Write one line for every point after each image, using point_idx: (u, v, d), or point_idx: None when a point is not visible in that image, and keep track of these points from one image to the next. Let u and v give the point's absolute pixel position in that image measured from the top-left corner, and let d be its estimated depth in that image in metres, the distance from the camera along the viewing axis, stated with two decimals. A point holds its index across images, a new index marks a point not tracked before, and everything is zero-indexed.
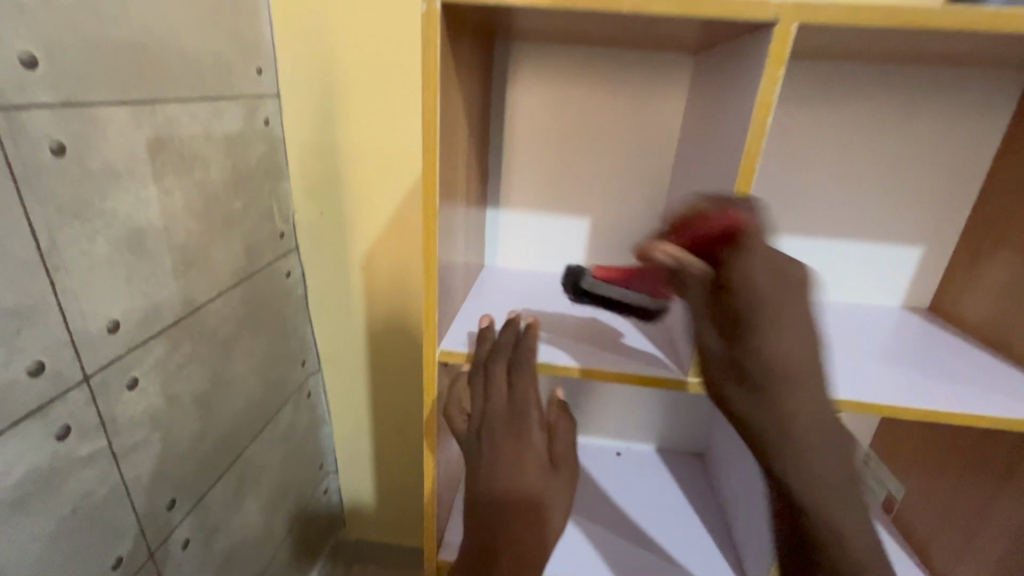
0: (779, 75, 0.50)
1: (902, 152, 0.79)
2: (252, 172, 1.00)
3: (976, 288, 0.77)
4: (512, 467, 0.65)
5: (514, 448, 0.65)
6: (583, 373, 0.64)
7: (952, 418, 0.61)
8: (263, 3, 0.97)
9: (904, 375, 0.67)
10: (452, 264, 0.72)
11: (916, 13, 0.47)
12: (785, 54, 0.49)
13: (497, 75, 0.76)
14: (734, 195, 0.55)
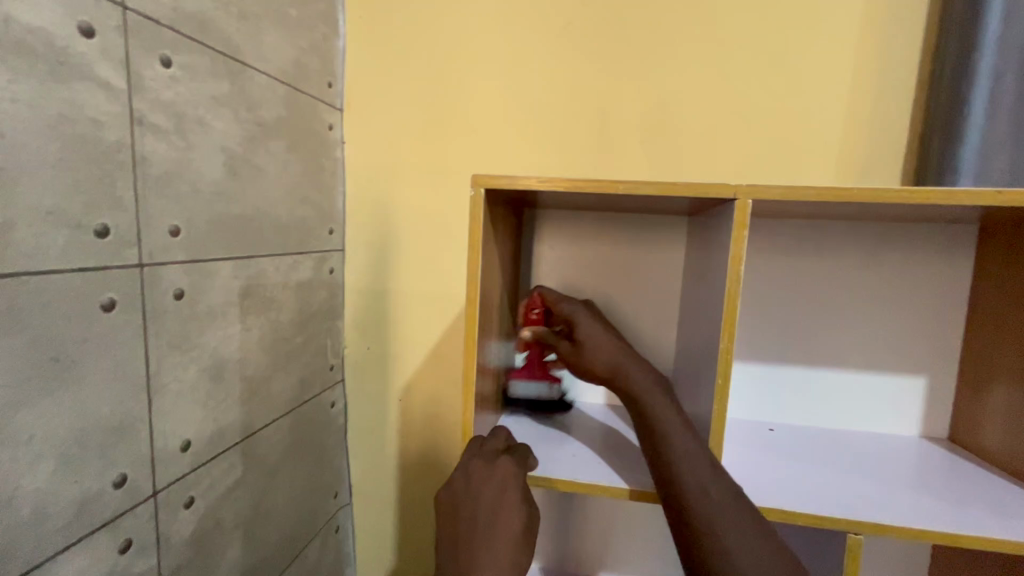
0: (745, 231, 0.62)
1: (888, 292, 0.88)
2: (315, 312, 1.16)
3: (987, 417, 0.80)
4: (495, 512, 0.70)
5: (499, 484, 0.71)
6: (605, 490, 0.71)
7: (975, 542, 0.61)
8: (340, 183, 1.22)
9: (924, 502, 0.68)
10: (485, 392, 0.80)
11: (833, 190, 0.62)
12: (749, 214, 0.62)
13: (525, 232, 0.92)
14: (723, 326, 0.64)
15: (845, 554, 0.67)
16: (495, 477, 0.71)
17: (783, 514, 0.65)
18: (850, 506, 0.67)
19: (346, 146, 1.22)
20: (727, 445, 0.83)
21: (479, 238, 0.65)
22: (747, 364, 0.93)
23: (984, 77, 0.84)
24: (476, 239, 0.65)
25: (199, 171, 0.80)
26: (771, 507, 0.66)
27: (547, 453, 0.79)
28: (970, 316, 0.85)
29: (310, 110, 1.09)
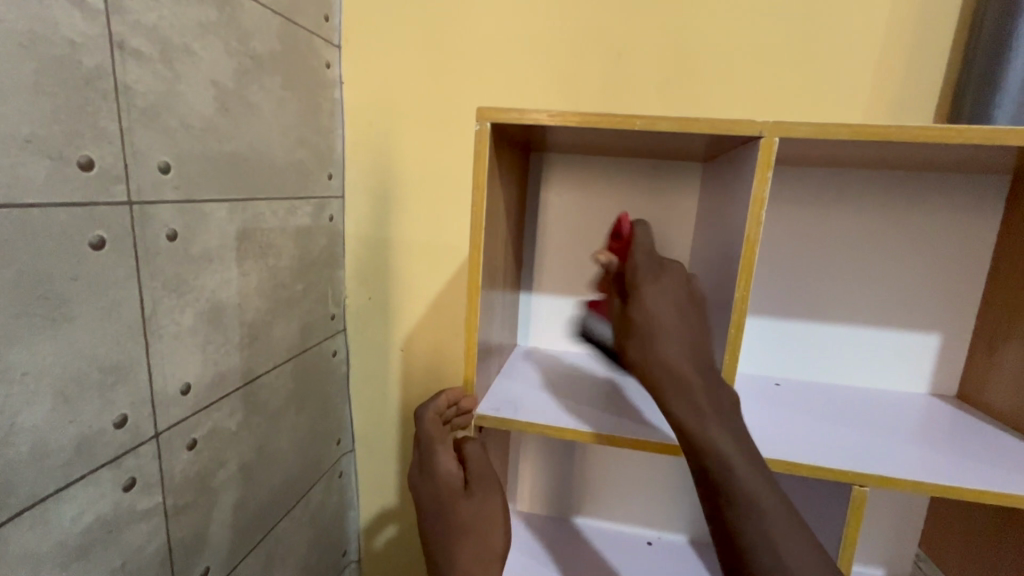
0: (770, 172, 0.58)
1: (909, 246, 0.85)
2: (314, 260, 1.14)
3: (999, 376, 0.79)
4: (443, 501, 0.74)
5: (436, 466, 0.75)
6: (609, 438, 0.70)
7: (979, 496, 0.61)
8: (338, 125, 1.17)
9: (931, 457, 0.68)
10: (488, 341, 0.79)
11: (867, 130, 0.57)
12: (774, 155, 0.58)
13: (532, 177, 0.87)
14: (739, 274, 0.61)
15: (847, 505, 0.67)
16: (433, 463, 0.75)
17: (790, 464, 0.65)
18: (857, 458, 0.67)
19: (344, 86, 1.16)
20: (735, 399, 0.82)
21: (485, 174, 0.61)
22: (757, 318, 0.91)
23: None
24: (481, 177, 0.61)
25: (189, 106, 0.76)
26: (779, 457, 0.66)
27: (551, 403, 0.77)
28: (993, 272, 0.82)
29: (306, 44, 1.03)
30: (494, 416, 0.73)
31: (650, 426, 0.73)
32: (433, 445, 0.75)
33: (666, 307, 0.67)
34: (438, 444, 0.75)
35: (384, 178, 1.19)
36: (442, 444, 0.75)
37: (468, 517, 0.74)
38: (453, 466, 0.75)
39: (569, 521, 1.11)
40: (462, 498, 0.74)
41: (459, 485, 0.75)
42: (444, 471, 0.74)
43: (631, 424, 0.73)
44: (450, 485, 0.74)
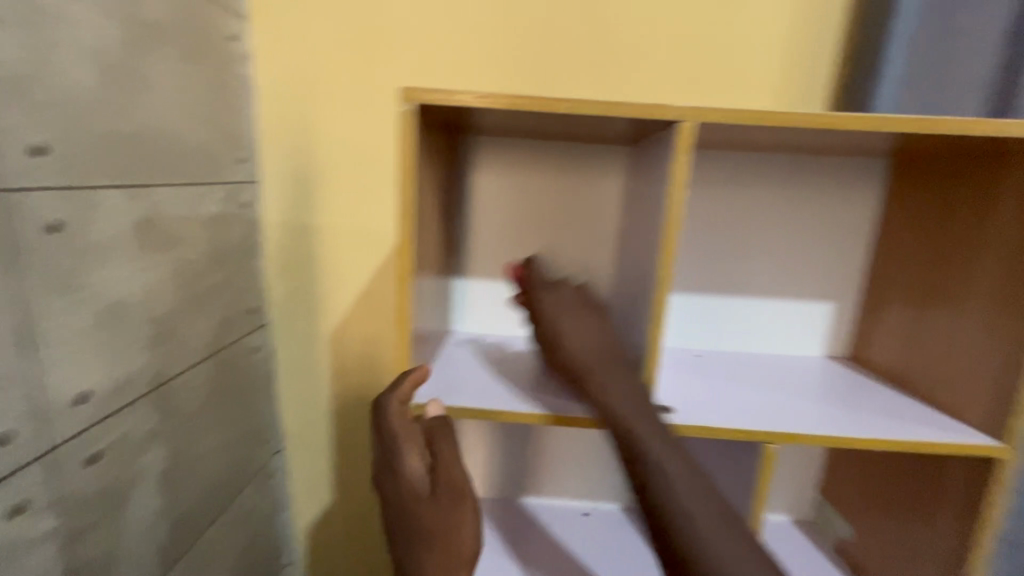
0: (689, 155, 0.61)
1: (811, 224, 0.93)
2: (230, 251, 1.06)
3: (880, 334, 0.90)
4: (409, 506, 0.72)
5: (405, 471, 0.72)
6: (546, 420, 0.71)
7: (870, 443, 0.69)
8: (249, 104, 1.08)
9: (830, 413, 0.75)
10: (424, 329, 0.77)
11: (773, 117, 0.62)
12: (693, 138, 0.61)
13: (461, 159, 0.84)
14: (663, 254, 0.64)
15: (762, 461, 0.74)
16: (401, 465, 0.72)
17: (713, 428, 0.70)
18: (768, 418, 0.73)
19: (253, 61, 1.07)
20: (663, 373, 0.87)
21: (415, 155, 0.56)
22: (680, 295, 0.97)
23: (905, 19, 0.87)
24: (410, 160, 0.59)
25: (68, 79, 0.67)
26: (704, 423, 0.71)
27: (486, 388, 0.77)
28: (877, 245, 0.92)
29: (206, 13, 0.94)
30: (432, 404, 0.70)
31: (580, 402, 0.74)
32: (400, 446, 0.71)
33: (566, 312, 0.75)
34: (402, 445, 0.71)
35: (304, 161, 1.12)
36: (409, 444, 0.71)
37: (433, 522, 0.72)
38: (416, 468, 0.72)
39: (511, 502, 1.14)
40: (427, 505, 0.72)
41: (425, 492, 0.72)
42: (410, 476, 0.72)
43: (568, 402, 0.74)
44: (415, 491, 0.72)
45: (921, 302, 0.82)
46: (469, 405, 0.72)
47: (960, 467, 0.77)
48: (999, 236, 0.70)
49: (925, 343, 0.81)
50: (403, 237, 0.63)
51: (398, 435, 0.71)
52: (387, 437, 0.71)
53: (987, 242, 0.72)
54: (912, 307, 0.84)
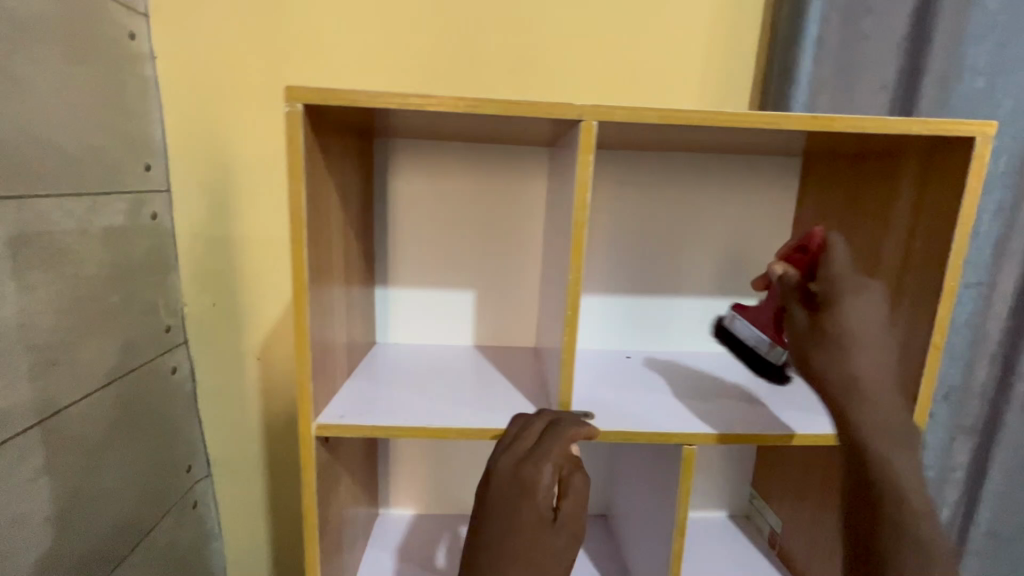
0: (593, 148, 0.57)
1: (741, 213, 0.85)
2: (134, 266, 0.98)
3: None
4: (526, 550, 0.56)
5: (532, 505, 0.57)
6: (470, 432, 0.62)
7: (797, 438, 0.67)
8: (154, 107, 1.01)
9: (748, 412, 0.72)
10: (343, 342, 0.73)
11: (676, 113, 0.58)
12: (595, 129, 0.57)
13: (377, 163, 0.81)
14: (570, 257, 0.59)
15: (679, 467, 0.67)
16: (524, 499, 0.57)
17: (636, 433, 0.65)
18: (686, 419, 0.68)
19: (158, 62, 1.00)
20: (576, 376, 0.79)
21: (303, 161, 0.51)
22: (596, 287, 0.89)
23: (813, 20, 0.89)
24: (295, 146, 0.50)
25: None
26: (625, 430, 0.65)
27: (404, 399, 0.67)
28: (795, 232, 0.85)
29: (97, 10, 0.87)
30: (339, 426, 0.59)
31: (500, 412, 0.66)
32: (523, 470, 0.58)
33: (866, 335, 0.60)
34: (535, 469, 0.58)
35: (217, 167, 1.05)
36: (541, 476, 0.58)
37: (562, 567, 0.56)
38: (546, 495, 0.58)
39: None
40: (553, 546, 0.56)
41: (548, 527, 0.57)
42: (521, 512, 0.57)
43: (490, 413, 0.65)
44: (539, 529, 0.56)
45: None
46: (385, 421, 0.60)
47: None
48: (903, 213, 0.62)
49: None
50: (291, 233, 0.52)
51: (549, 454, 0.58)
52: (517, 471, 0.58)
53: (892, 221, 0.64)
54: None
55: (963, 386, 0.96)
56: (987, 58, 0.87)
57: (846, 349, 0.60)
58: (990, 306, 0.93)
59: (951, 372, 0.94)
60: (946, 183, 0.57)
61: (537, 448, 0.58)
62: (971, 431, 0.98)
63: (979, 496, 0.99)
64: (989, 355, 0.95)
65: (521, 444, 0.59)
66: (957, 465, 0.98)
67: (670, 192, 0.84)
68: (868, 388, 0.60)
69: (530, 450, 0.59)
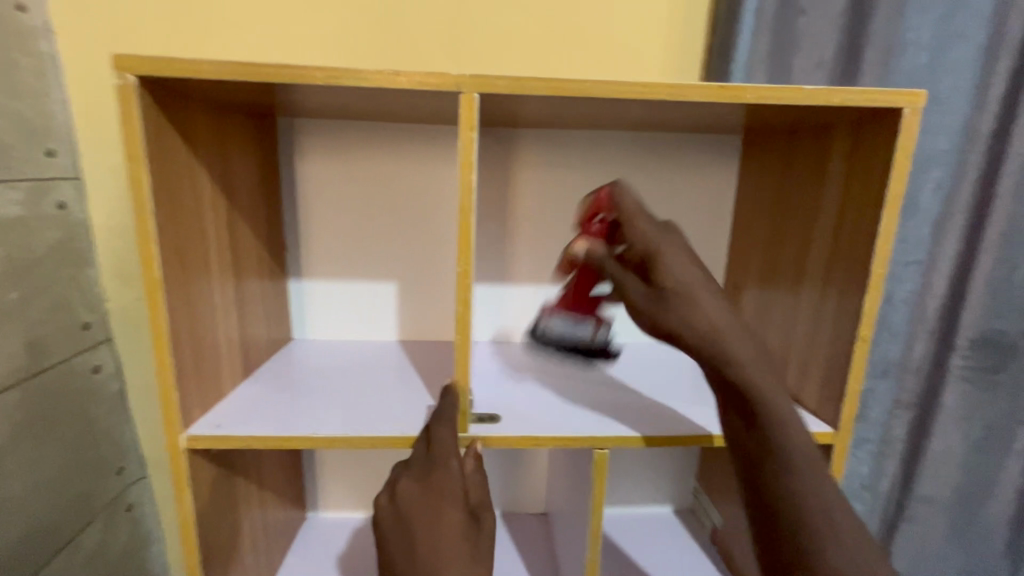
0: (476, 126, 0.48)
1: (677, 195, 0.80)
2: (40, 258, 0.88)
3: (739, 317, 0.77)
4: (428, 556, 0.52)
5: (438, 499, 0.54)
6: (359, 442, 0.55)
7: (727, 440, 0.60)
8: (55, 83, 0.90)
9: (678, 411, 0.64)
10: (247, 342, 0.66)
11: (568, 84, 0.49)
12: (475, 103, 0.48)
13: (283, 146, 0.75)
14: (459, 251, 0.49)
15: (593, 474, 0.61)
16: (432, 491, 0.54)
17: (542, 438, 0.57)
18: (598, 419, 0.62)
19: (58, 34, 0.89)
20: (491, 374, 0.72)
21: (143, 144, 0.47)
22: (529, 270, 0.81)
23: None
24: (131, 112, 0.46)
25: None
26: (531, 434, 0.57)
27: (296, 403, 0.61)
28: (735, 222, 0.79)
29: None
30: (212, 436, 0.54)
31: (398, 414, 0.60)
32: (428, 470, 0.54)
33: (699, 282, 0.54)
34: (439, 470, 0.54)
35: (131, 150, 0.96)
36: (444, 462, 0.54)
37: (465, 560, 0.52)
38: (453, 493, 0.54)
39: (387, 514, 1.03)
40: (456, 535, 0.53)
41: (457, 516, 0.54)
42: (424, 513, 0.54)
43: (386, 417, 0.59)
44: (445, 518, 0.53)
45: (766, 278, 0.70)
46: (261, 432, 0.54)
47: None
48: (830, 201, 0.58)
49: (771, 329, 0.68)
50: (140, 214, 0.48)
51: (448, 452, 0.54)
52: (423, 460, 0.55)
53: (820, 210, 0.59)
54: (760, 285, 0.71)
55: (902, 363, 0.93)
56: (944, 29, 0.80)
57: (690, 308, 0.53)
58: (930, 284, 0.90)
59: (892, 349, 0.92)
60: (870, 165, 0.53)
61: (431, 445, 0.54)
62: (911, 405, 0.96)
63: (919, 468, 0.97)
64: (927, 331, 0.92)
65: (420, 441, 0.55)
66: (895, 437, 0.97)
67: (603, 173, 0.79)
68: (739, 352, 0.53)
69: (430, 445, 0.55)
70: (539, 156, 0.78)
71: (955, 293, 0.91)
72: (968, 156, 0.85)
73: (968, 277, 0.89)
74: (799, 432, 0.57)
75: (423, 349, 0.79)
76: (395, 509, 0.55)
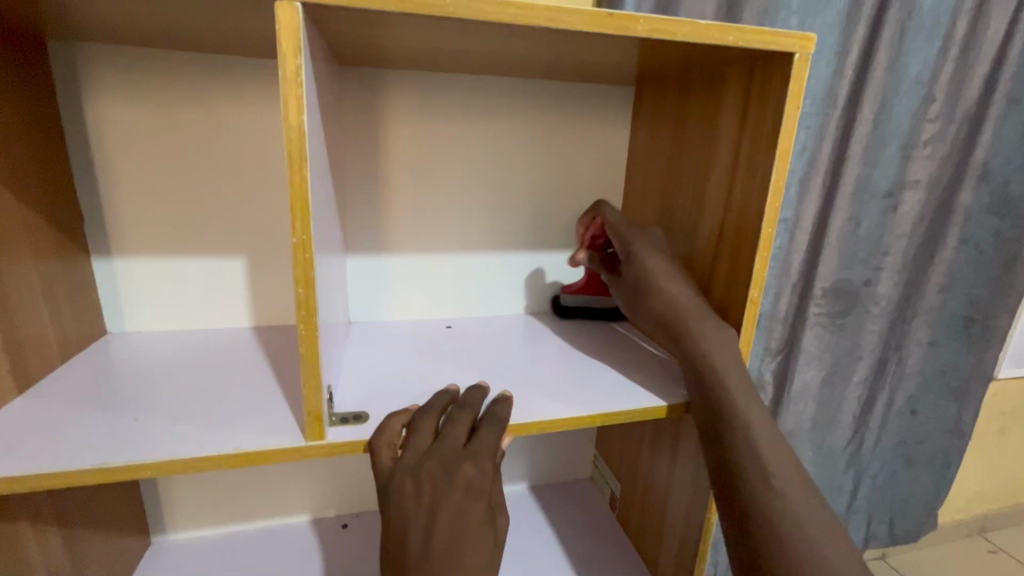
0: (302, 47, 0.36)
1: (568, 152, 0.73)
2: None
3: None
4: (452, 559, 0.44)
5: (455, 498, 0.46)
6: (174, 467, 0.42)
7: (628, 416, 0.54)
8: None
9: (574, 385, 0.58)
10: (24, 344, 0.50)
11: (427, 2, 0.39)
12: (299, 13, 0.35)
13: (63, 82, 0.56)
14: (292, 215, 0.38)
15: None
16: (451, 485, 0.46)
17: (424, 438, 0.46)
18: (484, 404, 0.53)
19: None
20: (366, 356, 0.61)
21: None
22: (407, 238, 0.71)
23: None
24: None
25: None
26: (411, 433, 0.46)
27: (91, 421, 0.47)
28: (628, 181, 0.75)
29: None
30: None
31: (237, 422, 0.47)
32: (443, 463, 0.46)
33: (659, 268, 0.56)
34: (466, 459, 0.47)
35: None
36: (468, 458, 0.47)
37: (484, 559, 0.45)
38: (471, 486, 0.47)
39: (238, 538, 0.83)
40: (477, 528, 0.46)
41: (477, 513, 0.46)
42: (451, 511, 0.45)
43: (219, 429, 0.46)
44: (458, 514, 0.46)
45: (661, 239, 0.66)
46: (23, 470, 0.40)
47: (689, 428, 0.63)
48: (724, 155, 0.55)
49: None
50: None
51: (452, 443, 0.47)
52: (448, 457, 0.47)
53: (714, 165, 0.56)
54: None
55: (772, 315, 0.99)
56: None
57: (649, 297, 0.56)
58: (798, 239, 0.95)
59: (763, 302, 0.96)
60: (763, 116, 0.50)
61: (479, 437, 0.48)
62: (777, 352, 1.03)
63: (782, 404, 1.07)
64: (792, 284, 0.98)
65: (423, 433, 0.47)
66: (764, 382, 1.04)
67: (487, 126, 0.70)
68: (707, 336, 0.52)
69: (437, 435, 0.48)
70: (414, 103, 0.66)
71: (814, 247, 0.98)
72: (832, 118, 0.89)
73: (825, 230, 0.96)
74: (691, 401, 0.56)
75: (285, 336, 0.66)
76: (395, 509, 0.45)
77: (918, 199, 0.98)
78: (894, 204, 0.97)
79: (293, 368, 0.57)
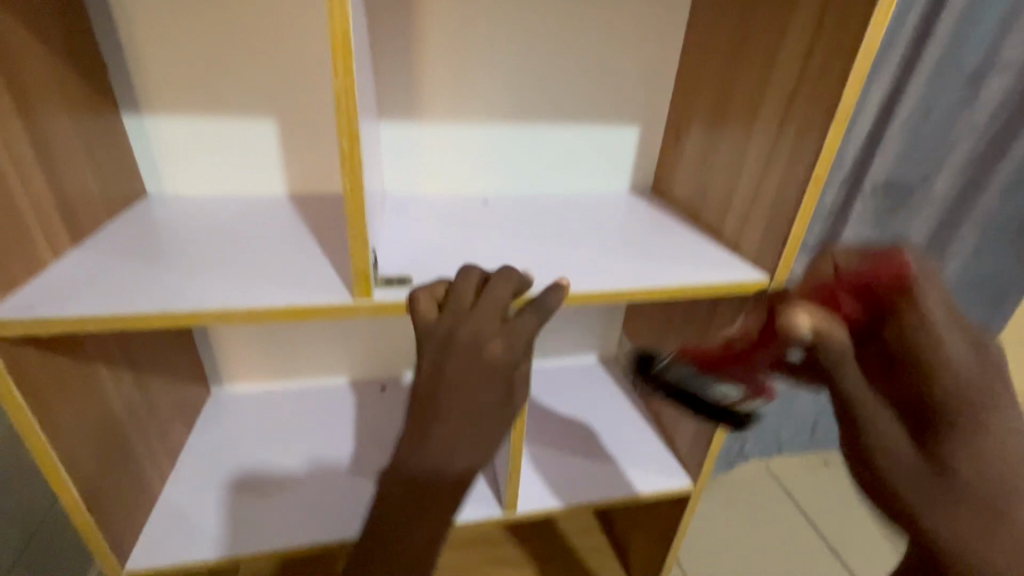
0: None
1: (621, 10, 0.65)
2: None
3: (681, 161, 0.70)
4: (450, 417, 0.45)
5: (465, 360, 0.45)
6: (233, 315, 0.45)
7: (665, 293, 0.55)
8: None
9: (612, 263, 0.58)
10: (72, 198, 0.51)
11: None
12: None
13: None
14: (333, 58, 0.37)
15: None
16: (472, 355, 0.45)
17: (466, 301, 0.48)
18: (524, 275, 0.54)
19: None
20: (399, 228, 0.61)
21: None
22: (442, 106, 0.67)
23: None
24: None
25: None
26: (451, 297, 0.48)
27: (147, 271, 0.49)
28: (685, 47, 0.68)
29: None
30: (25, 321, 0.41)
31: (285, 279, 0.49)
32: (473, 336, 0.46)
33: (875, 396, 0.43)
34: (497, 336, 0.46)
35: None
36: (495, 333, 0.46)
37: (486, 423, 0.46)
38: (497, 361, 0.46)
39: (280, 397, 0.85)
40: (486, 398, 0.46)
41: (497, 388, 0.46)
42: (461, 369, 0.45)
43: (269, 285, 0.48)
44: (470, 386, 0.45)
45: (715, 121, 0.63)
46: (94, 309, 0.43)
47: (721, 310, 0.64)
48: (804, 21, 0.51)
49: (714, 175, 0.64)
50: None
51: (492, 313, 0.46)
52: (471, 331, 0.46)
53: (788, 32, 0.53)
54: (708, 128, 0.64)
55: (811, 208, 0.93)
56: None
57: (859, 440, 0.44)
58: (856, 124, 0.86)
59: None
60: None
61: (512, 319, 0.47)
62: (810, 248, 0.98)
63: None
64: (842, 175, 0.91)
65: (461, 299, 0.47)
66: None
67: None
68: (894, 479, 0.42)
69: (476, 302, 0.47)
70: None
71: (873, 134, 0.90)
72: None
73: (891, 113, 0.87)
74: (729, 281, 0.57)
75: (321, 204, 0.65)
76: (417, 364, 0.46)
77: (1005, 84, 0.86)
78: (976, 88, 0.87)
79: (332, 234, 0.58)
